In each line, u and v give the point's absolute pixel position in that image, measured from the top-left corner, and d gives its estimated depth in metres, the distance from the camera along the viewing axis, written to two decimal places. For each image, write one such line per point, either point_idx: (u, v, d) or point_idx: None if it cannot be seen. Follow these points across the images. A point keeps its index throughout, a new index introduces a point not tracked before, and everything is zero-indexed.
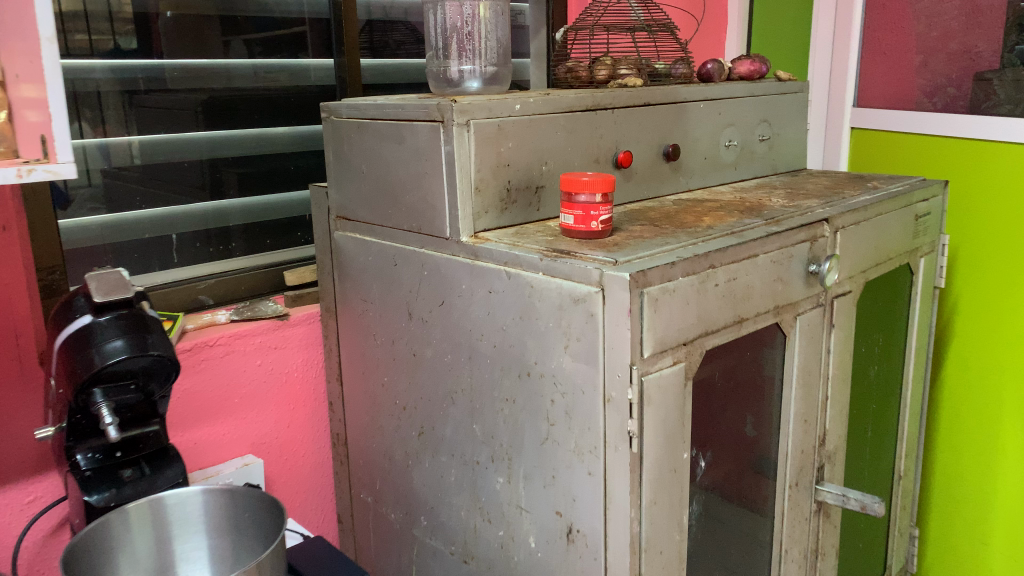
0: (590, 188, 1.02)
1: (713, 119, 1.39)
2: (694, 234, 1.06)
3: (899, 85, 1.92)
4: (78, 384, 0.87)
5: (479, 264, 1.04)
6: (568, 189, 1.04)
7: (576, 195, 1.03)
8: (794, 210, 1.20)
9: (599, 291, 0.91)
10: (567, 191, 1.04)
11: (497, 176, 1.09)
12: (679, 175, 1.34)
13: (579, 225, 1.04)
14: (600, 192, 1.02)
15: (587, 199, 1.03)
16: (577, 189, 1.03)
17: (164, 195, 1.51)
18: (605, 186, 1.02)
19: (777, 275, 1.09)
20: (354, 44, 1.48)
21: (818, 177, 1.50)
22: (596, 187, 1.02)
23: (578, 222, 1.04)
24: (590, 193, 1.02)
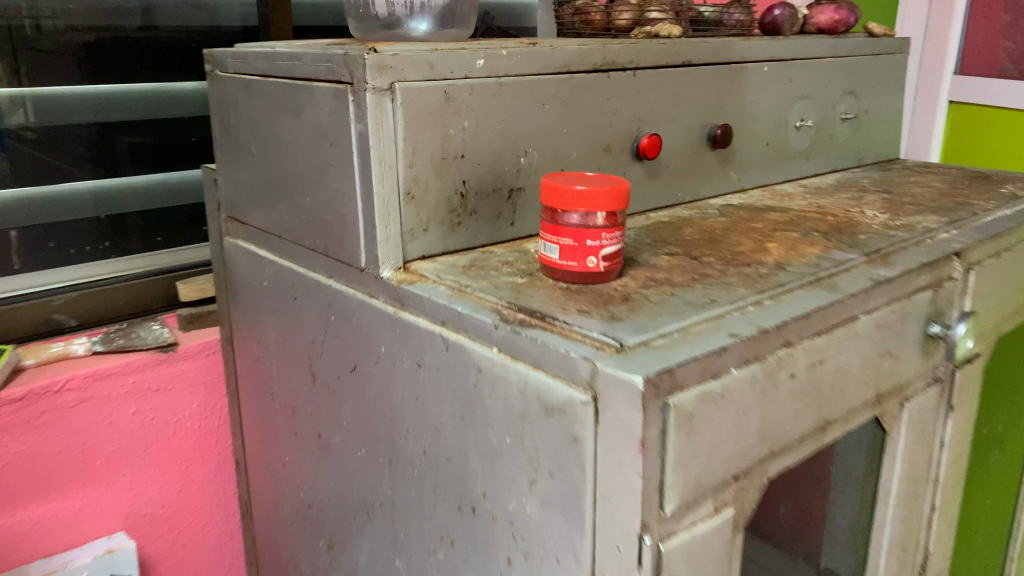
0: (586, 206, 0.62)
1: (782, 89, 0.97)
2: (756, 279, 0.66)
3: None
4: None
5: (403, 319, 0.64)
6: (551, 203, 0.63)
7: (564, 214, 0.63)
8: (906, 235, 0.79)
9: (588, 402, 0.50)
10: (550, 206, 0.64)
11: (443, 173, 0.69)
12: (728, 170, 0.93)
13: (568, 260, 0.64)
14: (603, 211, 0.62)
15: (581, 223, 0.62)
16: (565, 205, 0.62)
17: (41, 163, 1.05)
18: (611, 203, 0.62)
19: (883, 346, 0.68)
20: None
21: (922, 173, 1.08)
22: (597, 205, 0.61)
23: (566, 256, 0.64)
24: (585, 213, 0.62)
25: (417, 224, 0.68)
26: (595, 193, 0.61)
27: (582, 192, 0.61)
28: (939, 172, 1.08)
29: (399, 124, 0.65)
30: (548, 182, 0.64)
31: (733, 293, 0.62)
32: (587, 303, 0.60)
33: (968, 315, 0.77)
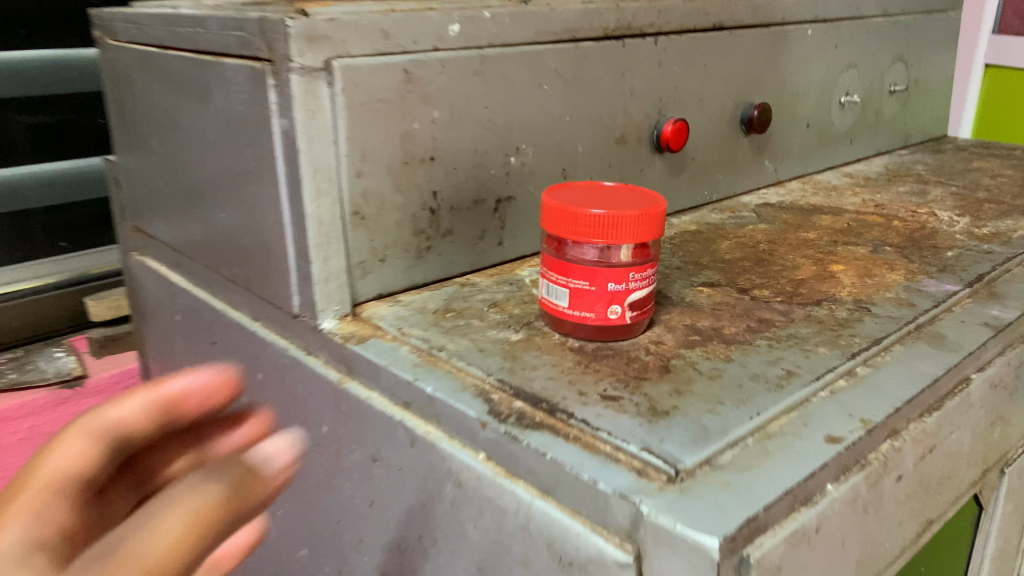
0: (610, 236, 0.43)
1: (827, 56, 0.79)
2: (834, 328, 0.48)
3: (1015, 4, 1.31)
4: None
5: (352, 393, 0.46)
6: (556, 230, 0.45)
7: (576, 245, 0.45)
8: (1003, 250, 0.61)
9: (627, 564, 0.33)
10: (554, 234, 0.45)
11: (405, 184, 0.50)
12: (761, 159, 0.76)
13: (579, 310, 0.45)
14: (633, 243, 0.44)
15: (601, 259, 0.44)
16: (578, 234, 0.44)
17: None
18: (644, 232, 0.44)
19: (997, 411, 0.51)
20: None
21: (983, 156, 0.91)
22: (625, 235, 0.43)
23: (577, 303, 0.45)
24: (607, 246, 0.44)
25: (369, 252, 0.50)
26: (623, 218, 0.43)
27: (604, 217, 0.43)
28: (1002, 155, 0.91)
29: (341, 119, 0.46)
30: (550, 201, 0.46)
31: (811, 356, 0.45)
32: (611, 380, 0.42)
33: None
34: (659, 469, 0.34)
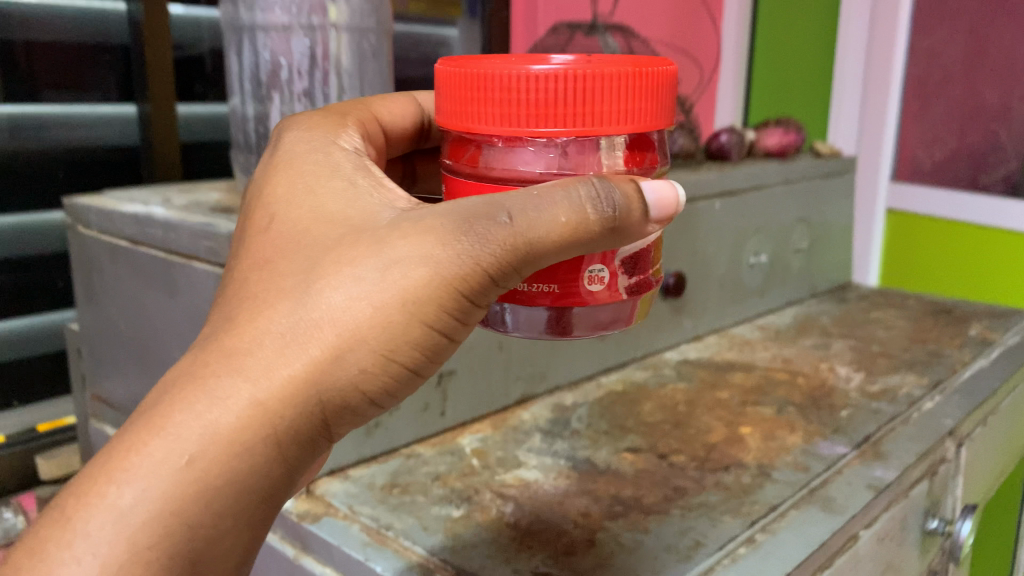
0: (598, 113, 0.34)
1: (736, 225, 0.88)
2: (739, 496, 0.55)
3: (909, 137, 1.42)
4: None
5: (303, 566, 0.51)
6: (501, 118, 0.34)
7: (545, 152, 0.35)
8: (889, 408, 0.70)
9: None
10: (495, 131, 0.35)
11: (280, 135, 0.44)
12: (681, 317, 0.84)
13: (566, 290, 0.36)
14: (631, 129, 0.35)
15: (601, 158, 0.36)
16: (545, 114, 0.34)
17: None
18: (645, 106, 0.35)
19: (885, 562, 0.58)
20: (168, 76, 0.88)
21: (881, 305, 1.01)
22: (617, 104, 0.34)
23: (561, 281, 0.36)
24: (596, 131, 0.34)
25: None
26: (620, 74, 0.34)
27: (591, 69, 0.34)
28: (896, 304, 1.02)
29: None
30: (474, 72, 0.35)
31: (717, 524, 0.51)
32: (543, 556, 0.47)
33: (966, 502, 0.67)
34: None
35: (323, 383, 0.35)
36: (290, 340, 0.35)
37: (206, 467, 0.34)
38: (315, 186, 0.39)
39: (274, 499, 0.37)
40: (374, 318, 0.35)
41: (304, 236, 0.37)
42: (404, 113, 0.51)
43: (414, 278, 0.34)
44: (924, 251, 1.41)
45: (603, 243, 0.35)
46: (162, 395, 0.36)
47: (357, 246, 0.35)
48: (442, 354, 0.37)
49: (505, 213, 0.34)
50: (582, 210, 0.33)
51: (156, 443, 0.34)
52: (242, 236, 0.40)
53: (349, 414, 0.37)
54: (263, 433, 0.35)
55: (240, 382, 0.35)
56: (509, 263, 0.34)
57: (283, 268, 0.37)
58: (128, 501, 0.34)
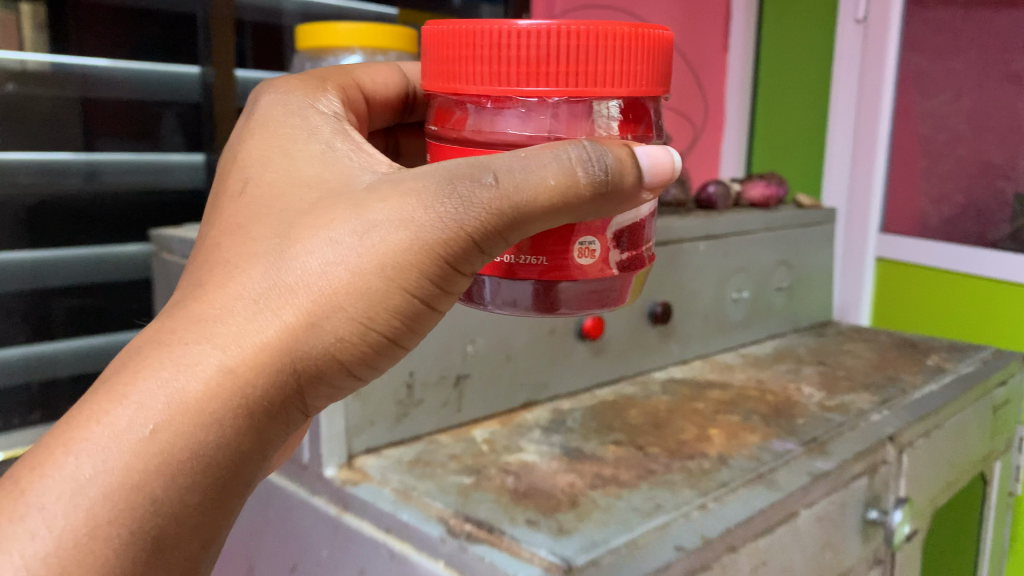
0: (591, 72, 0.35)
1: (720, 265, 1.01)
2: (699, 476, 0.67)
3: (921, 193, 1.40)
4: None
5: (345, 522, 0.64)
6: (490, 75, 0.35)
7: (534, 116, 0.37)
8: (840, 418, 0.81)
9: None
10: (483, 89, 0.36)
11: (259, 98, 0.45)
12: (669, 343, 0.97)
13: (554, 262, 0.37)
14: (627, 91, 0.36)
15: (594, 122, 0.37)
16: (546, 65, 0.35)
17: None
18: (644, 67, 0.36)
19: (824, 539, 0.70)
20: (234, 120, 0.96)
21: (855, 339, 1.13)
22: (614, 63, 0.35)
23: (551, 254, 0.37)
24: (589, 92, 0.35)
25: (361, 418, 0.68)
26: (620, 32, 0.35)
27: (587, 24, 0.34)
28: (869, 338, 1.13)
29: None
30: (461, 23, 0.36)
31: (676, 494, 0.63)
32: (533, 511, 0.60)
33: (905, 498, 0.79)
34: (557, 563, 0.52)
35: (296, 350, 0.36)
36: (266, 303, 0.36)
37: (170, 438, 0.35)
38: (292, 150, 0.40)
39: (242, 476, 0.37)
40: (345, 285, 0.36)
41: (282, 199, 0.38)
42: (390, 78, 0.53)
43: (395, 240, 0.35)
44: (913, 304, 1.42)
45: (598, 206, 0.35)
46: (122, 362, 0.36)
47: (329, 211, 0.36)
48: (419, 320, 0.38)
49: (490, 172, 0.35)
50: (574, 172, 0.34)
51: (116, 411, 0.34)
52: (217, 198, 0.42)
53: (325, 381, 0.38)
54: (234, 401, 0.36)
55: (208, 348, 0.35)
56: (489, 227, 0.35)
57: (252, 236, 0.38)
58: (84, 472, 0.34)
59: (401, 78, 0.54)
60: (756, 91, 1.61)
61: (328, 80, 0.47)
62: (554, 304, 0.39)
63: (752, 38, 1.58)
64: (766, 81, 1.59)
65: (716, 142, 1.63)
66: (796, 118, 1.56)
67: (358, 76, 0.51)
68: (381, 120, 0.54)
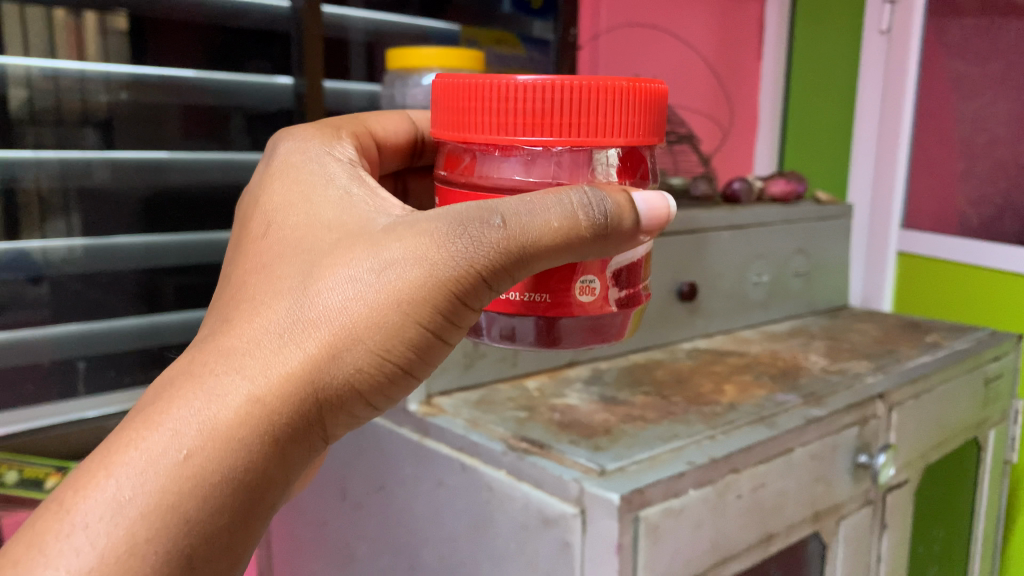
0: (586, 125, 0.47)
1: (742, 252, 1.16)
2: (711, 417, 0.82)
3: (959, 194, 1.46)
4: None
5: (425, 445, 0.81)
6: (498, 126, 0.48)
7: (536, 163, 0.49)
8: (838, 380, 0.96)
9: (577, 514, 0.66)
10: (491, 137, 0.48)
11: (281, 144, 0.58)
12: (695, 318, 1.11)
13: (558, 299, 0.49)
14: (622, 139, 0.48)
15: (592, 168, 0.50)
16: (564, 115, 0.47)
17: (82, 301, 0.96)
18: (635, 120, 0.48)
19: (817, 474, 0.84)
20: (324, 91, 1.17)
21: (865, 321, 1.26)
22: (606, 117, 0.47)
23: (555, 292, 0.49)
24: (584, 141, 0.47)
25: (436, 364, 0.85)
26: (619, 88, 0.48)
27: (584, 85, 0.47)
28: (878, 319, 1.27)
29: None
30: (474, 85, 0.49)
31: (691, 428, 0.78)
32: (575, 437, 0.75)
33: (892, 447, 0.93)
34: (593, 468, 0.68)
35: (309, 380, 0.46)
36: (289, 338, 0.46)
37: (203, 457, 0.44)
38: (312, 195, 0.52)
39: (264, 491, 0.47)
40: (343, 327, 0.46)
41: (296, 250, 0.49)
42: (400, 127, 0.71)
43: (400, 282, 0.46)
44: (934, 292, 1.52)
45: (603, 241, 0.46)
46: (159, 396, 0.46)
47: (337, 259, 0.47)
48: (420, 352, 0.48)
49: (498, 215, 0.45)
50: (576, 216, 0.45)
51: (155, 437, 0.44)
52: (243, 241, 0.53)
53: (334, 406, 0.48)
54: (259, 425, 0.46)
55: (238, 379, 0.46)
56: (497, 263, 0.46)
57: (273, 286, 0.48)
58: (128, 492, 0.43)
59: (410, 127, 0.72)
60: (788, 92, 1.73)
61: (345, 129, 0.63)
62: (557, 340, 0.51)
63: (785, 44, 1.71)
64: (797, 86, 1.72)
65: (748, 143, 1.76)
66: (823, 120, 1.67)
67: (371, 125, 0.68)
68: (393, 163, 0.71)
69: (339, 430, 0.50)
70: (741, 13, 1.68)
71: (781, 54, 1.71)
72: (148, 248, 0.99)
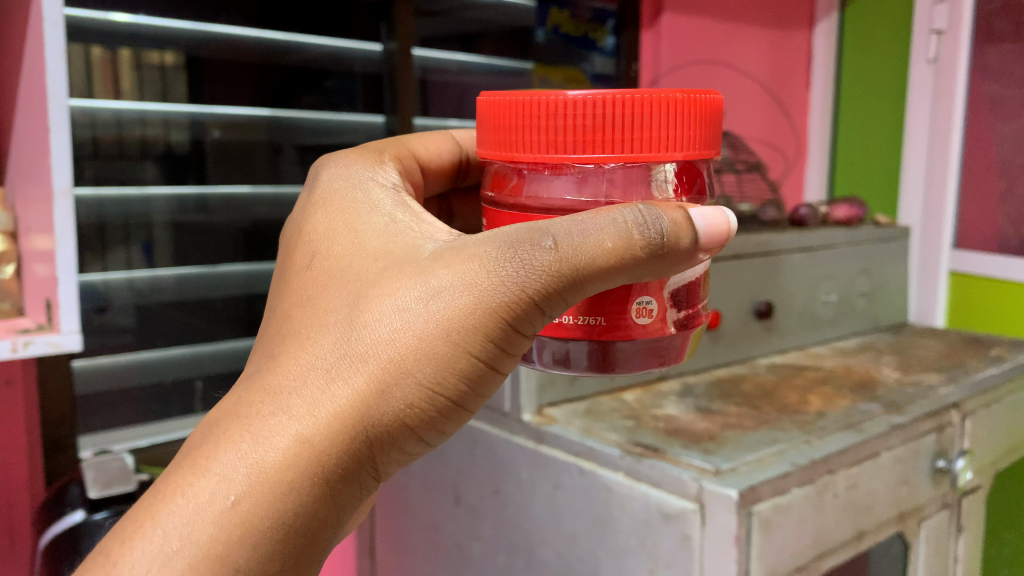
0: (640, 140, 0.44)
1: (813, 274, 1.23)
2: (804, 425, 0.89)
3: (1001, 215, 1.50)
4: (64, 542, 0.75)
5: (542, 451, 0.89)
6: (548, 144, 0.45)
7: (588, 181, 0.46)
8: (915, 391, 1.02)
9: (696, 509, 0.73)
10: (541, 155, 0.45)
11: (323, 173, 0.56)
12: (771, 335, 1.19)
13: (612, 322, 0.46)
14: (679, 153, 0.45)
15: (648, 184, 0.47)
16: (613, 134, 0.44)
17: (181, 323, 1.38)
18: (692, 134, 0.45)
19: (902, 477, 0.91)
20: (408, 105, 1.37)
21: (929, 337, 1.33)
22: (661, 130, 0.44)
23: (609, 316, 0.46)
24: (640, 156, 0.44)
25: (546, 380, 0.94)
26: (675, 100, 0.45)
27: (637, 98, 0.44)
28: (941, 336, 1.33)
29: None
30: (521, 103, 0.46)
31: (787, 436, 0.85)
32: (683, 444, 0.83)
33: (968, 453, 0.99)
34: (709, 468, 0.76)
35: (362, 418, 0.44)
36: (336, 374, 0.44)
37: (250, 503, 0.42)
38: (357, 224, 0.50)
39: (316, 534, 0.44)
40: (393, 360, 0.43)
41: (340, 281, 0.47)
42: (442, 148, 0.67)
43: (448, 313, 0.43)
44: (983, 310, 1.55)
45: (658, 263, 0.43)
46: (207, 438, 0.44)
47: (384, 290, 0.44)
48: (473, 383, 0.45)
49: (549, 237, 0.42)
50: (631, 235, 0.42)
51: (203, 482, 0.43)
52: (289, 272, 0.51)
53: (385, 444, 0.45)
54: (309, 466, 0.43)
55: (286, 420, 0.43)
56: (549, 287, 0.43)
57: (319, 320, 0.46)
58: (174, 543, 0.41)
59: (452, 147, 0.68)
60: (837, 118, 1.78)
61: (388, 151, 0.60)
62: (611, 365, 0.48)
63: (833, 71, 1.78)
64: (848, 112, 1.76)
65: (799, 169, 1.83)
66: (874, 145, 1.71)
67: (415, 148, 0.64)
68: (436, 185, 0.68)
69: (392, 468, 0.47)
70: (791, 44, 1.77)
71: (829, 81, 1.78)
72: (251, 276, 1.53)
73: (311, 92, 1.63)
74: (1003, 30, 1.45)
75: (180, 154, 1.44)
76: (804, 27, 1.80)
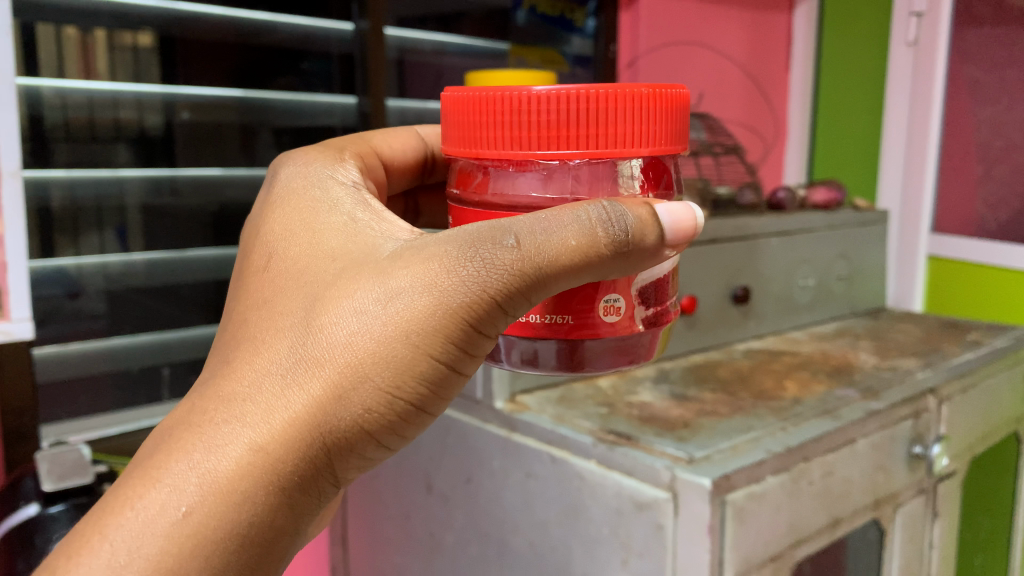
0: (606, 136, 0.42)
1: (791, 259, 1.22)
2: (779, 411, 0.88)
3: (978, 198, 1.49)
4: (17, 538, 0.73)
5: (514, 439, 0.87)
6: (512, 140, 0.43)
7: (554, 178, 0.44)
8: (891, 376, 1.01)
9: (669, 498, 0.72)
10: (506, 152, 0.43)
11: (281, 171, 0.54)
12: (748, 320, 1.18)
13: (580, 320, 0.44)
14: (645, 150, 0.43)
15: (615, 181, 0.45)
16: (579, 132, 0.42)
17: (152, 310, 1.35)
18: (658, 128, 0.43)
19: (878, 464, 0.90)
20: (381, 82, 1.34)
21: (906, 322, 1.33)
22: (628, 126, 0.42)
23: (577, 313, 0.44)
24: (607, 153, 0.42)
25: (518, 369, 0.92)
26: (642, 93, 0.43)
27: (605, 93, 0.42)
28: (918, 320, 1.33)
29: None
30: (486, 98, 0.43)
31: (761, 423, 0.84)
32: (658, 431, 0.81)
33: (944, 438, 0.99)
34: (682, 456, 0.75)
35: (320, 426, 0.41)
36: (292, 380, 0.42)
37: (204, 516, 0.40)
38: (316, 223, 0.47)
39: (272, 545, 0.42)
40: (350, 363, 0.41)
41: (297, 283, 0.45)
42: (408, 145, 0.65)
43: (408, 314, 0.41)
44: (960, 294, 1.54)
45: (626, 260, 0.41)
46: (158, 449, 0.42)
47: (341, 291, 0.42)
48: (435, 385, 0.42)
49: (511, 235, 0.40)
50: (595, 232, 0.40)
51: (153, 494, 0.40)
52: (246, 275, 0.49)
53: (345, 450, 0.42)
54: (263, 476, 0.41)
55: (240, 428, 0.41)
56: (512, 287, 0.41)
57: (275, 325, 0.44)
58: (121, 558, 0.39)
59: (418, 145, 0.66)
60: (817, 102, 1.77)
61: (349, 149, 0.57)
62: (580, 364, 0.46)
63: (812, 54, 1.76)
64: (827, 95, 1.74)
65: (777, 153, 1.81)
66: (852, 128, 1.70)
67: (376, 145, 0.62)
68: (399, 184, 0.65)
69: (353, 473, 0.45)
70: (770, 26, 1.75)
71: (809, 63, 1.76)
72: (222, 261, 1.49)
73: (287, 74, 1.59)
74: (982, 13, 1.44)
75: (152, 136, 1.43)
76: (784, 9, 1.78)
